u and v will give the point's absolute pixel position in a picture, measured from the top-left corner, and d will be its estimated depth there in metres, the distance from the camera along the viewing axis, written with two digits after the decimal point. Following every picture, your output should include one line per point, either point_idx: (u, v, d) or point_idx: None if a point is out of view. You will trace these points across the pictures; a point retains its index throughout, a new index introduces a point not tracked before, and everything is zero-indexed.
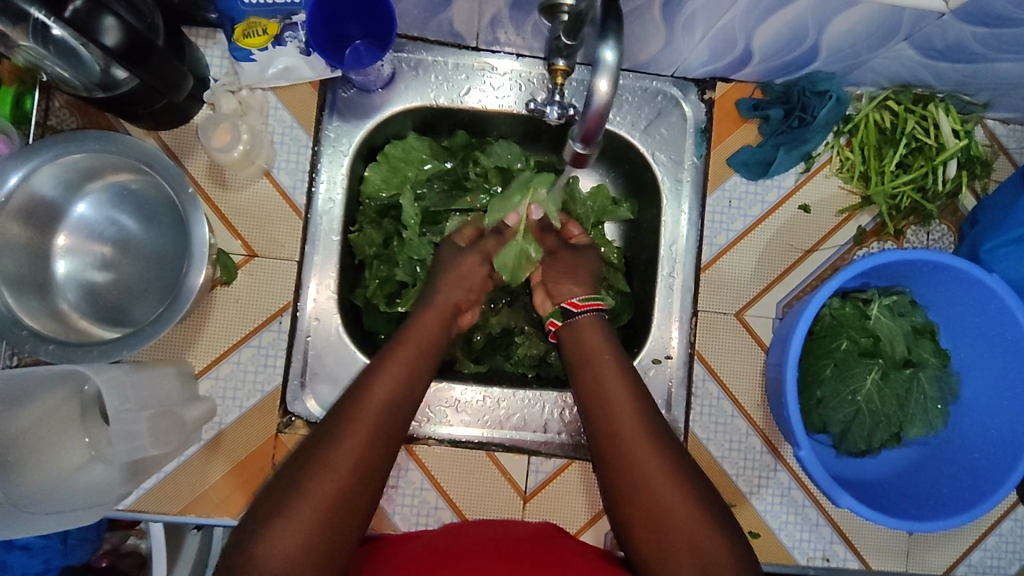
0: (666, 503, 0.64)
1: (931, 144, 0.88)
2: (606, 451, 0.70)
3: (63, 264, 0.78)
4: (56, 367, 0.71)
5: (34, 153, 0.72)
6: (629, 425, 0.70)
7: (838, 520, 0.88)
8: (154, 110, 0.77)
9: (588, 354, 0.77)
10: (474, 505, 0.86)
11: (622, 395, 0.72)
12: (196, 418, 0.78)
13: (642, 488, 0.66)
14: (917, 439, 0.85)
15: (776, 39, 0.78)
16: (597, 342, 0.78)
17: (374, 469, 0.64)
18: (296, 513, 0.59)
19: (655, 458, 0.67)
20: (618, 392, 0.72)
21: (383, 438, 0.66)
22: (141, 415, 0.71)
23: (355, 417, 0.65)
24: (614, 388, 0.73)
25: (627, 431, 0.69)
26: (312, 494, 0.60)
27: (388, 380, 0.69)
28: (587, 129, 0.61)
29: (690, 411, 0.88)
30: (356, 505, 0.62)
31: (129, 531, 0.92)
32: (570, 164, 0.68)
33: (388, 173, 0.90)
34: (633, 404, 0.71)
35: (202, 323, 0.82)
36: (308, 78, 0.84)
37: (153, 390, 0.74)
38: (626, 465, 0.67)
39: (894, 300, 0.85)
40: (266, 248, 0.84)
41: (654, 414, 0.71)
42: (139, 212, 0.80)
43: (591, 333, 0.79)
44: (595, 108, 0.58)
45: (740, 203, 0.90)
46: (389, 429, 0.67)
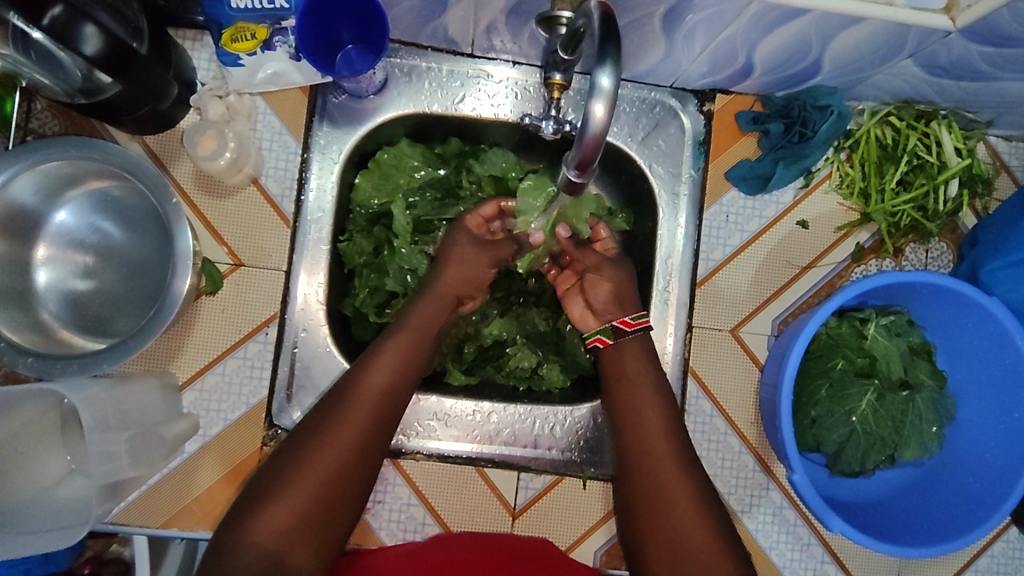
0: (677, 522, 0.67)
1: (932, 162, 0.86)
2: (630, 463, 0.72)
3: (43, 275, 0.76)
4: (35, 383, 0.68)
5: (14, 160, 0.69)
6: (654, 446, 0.72)
7: (830, 541, 0.88)
8: (137, 116, 0.74)
9: (622, 369, 0.79)
10: (462, 522, 0.84)
11: (654, 412, 0.75)
12: (177, 436, 0.76)
13: (659, 504, 0.68)
14: (911, 460, 0.84)
15: (778, 53, 0.77)
16: (644, 368, 0.78)
17: (366, 462, 0.66)
18: (287, 502, 0.61)
19: (675, 474, 0.70)
20: (651, 412, 0.75)
21: (376, 431, 0.68)
22: (120, 436, 0.70)
23: (351, 408, 0.68)
24: (648, 407, 0.75)
25: (654, 451, 0.72)
26: (305, 478, 0.63)
27: (384, 372, 0.71)
28: (583, 156, 0.58)
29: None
30: (344, 495, 0.64)
31: (111, 539, 0.91)
32: (565, 189, 0.65)
33: (379, 181, 0.89)
34: (664, 425, 0.74)
35: (186, 334, 0.80)
36: (298, 83, 0.82)
37: (139, 408, 0.74)
38: (653, 484, 0.69)
39: (891, 320, 0.84)
40: (253, 257, 0.82)
41: (682, 436, 0.74)
42: (122, 219, 0.78)
43: (640, 370, 0.78)
44: (591, 133, 0.55)
45: (737, 218, 0.89)
46: (382, 418, 0.69)
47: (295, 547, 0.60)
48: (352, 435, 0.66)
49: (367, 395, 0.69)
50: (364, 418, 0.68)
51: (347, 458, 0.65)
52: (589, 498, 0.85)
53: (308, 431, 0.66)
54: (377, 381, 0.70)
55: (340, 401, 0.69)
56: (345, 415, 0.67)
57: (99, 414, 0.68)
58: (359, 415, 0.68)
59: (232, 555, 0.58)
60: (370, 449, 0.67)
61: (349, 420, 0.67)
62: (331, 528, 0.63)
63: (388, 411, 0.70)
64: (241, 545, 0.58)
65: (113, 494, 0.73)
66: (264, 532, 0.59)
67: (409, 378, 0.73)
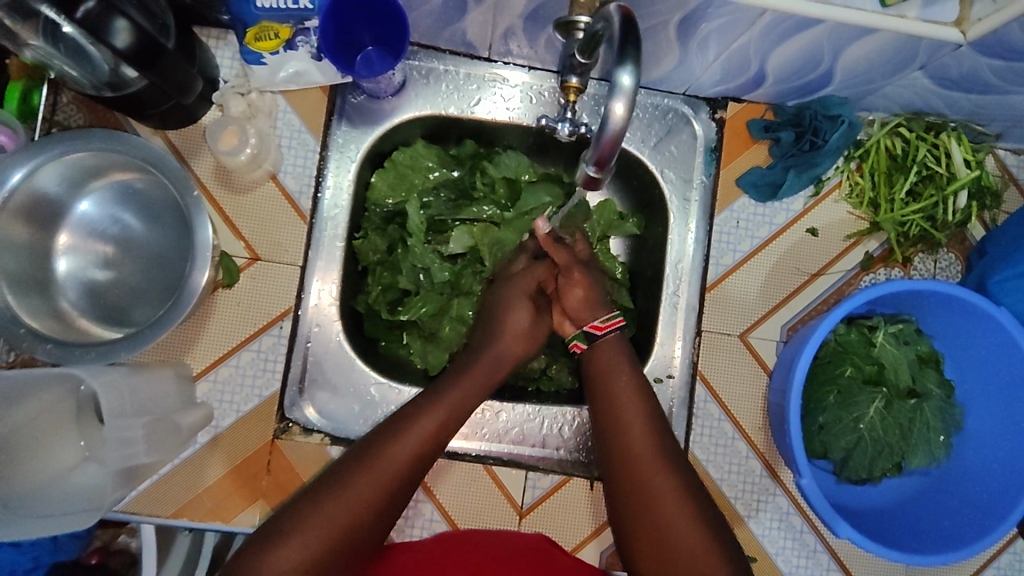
0: (683, 554, 0.64)
1: (942, 173, 0.87)
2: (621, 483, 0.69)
3: (64, 262, 0.77)
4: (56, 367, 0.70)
5: (40, 150, 0.70)
6: (642, 457, 0.69)
7: (836, 548, 0.88)
8: (162, 109, 0.76)
9: (603, 376, 0.76)
10: (470, 521, 0.84)
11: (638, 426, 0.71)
12: (191, 426, 0.78)
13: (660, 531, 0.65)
14: (918, 469, 0.84)
15: (790, 62, 0.78)
16: (619, 373, 0.75)
17: (386, 514, 0.65)
18: (301, 541, 0.60)
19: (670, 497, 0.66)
20: (633, 425, 0.71)
21: (406, 483, 0.66)
22: (137, 421, 0.72)
23: (382, 458, 0.65)
24: (631, 420, 0.72)
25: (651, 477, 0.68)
26: (322, 524, 0.61)
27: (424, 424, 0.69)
28: (601, 155, 0.59)
29: (690, 432, 0.88)
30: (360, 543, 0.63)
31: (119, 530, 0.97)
32: (582, 186, 0.66)
33: (395, 180, 0.92)
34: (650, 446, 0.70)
35: (201, 326, 0.81)
36: (318, 83, 0.84)
37: (151, 394, 0.74)
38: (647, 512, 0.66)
39: (900, 328, 0.85)
40: (269, 251, 0.83)
41: (669, 442, 0.70)
42: (144, 211, 0.79)
43: (609, 366, 0.76)
44: (610, 132, 0.56)
45: (747, 224, 0.90)
46: (414, 473, 0.67)
47: None
48: (380, 486, 0.64)
49: (404, 444, 0.67)
50: (396, 470, 0.65)
51: (368, 510, 0.63)
52: (596, 500, 0.85)
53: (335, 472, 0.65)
54: (415, 434, 0.68)
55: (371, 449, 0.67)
56: (375, 461, 0.65)
57: (116, 402, 0.70)
58: (389, 466, 0.65)
59: None
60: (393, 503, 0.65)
61: (379, 473, 0.65)
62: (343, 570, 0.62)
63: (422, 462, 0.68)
64: None
65: (124, 483, 0.73)
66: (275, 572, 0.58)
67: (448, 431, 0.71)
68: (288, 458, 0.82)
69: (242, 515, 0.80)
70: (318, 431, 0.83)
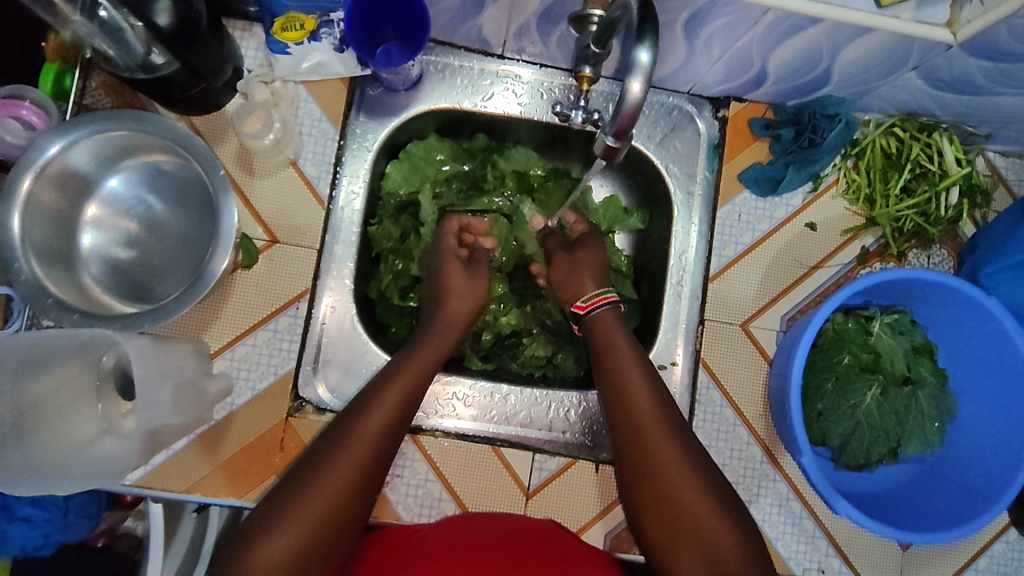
0: (697, 521, 0.65)
1: (935, 171, 0.90)
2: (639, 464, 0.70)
3: (88, 238, 0.79)
4: (84, 332, 0.71)
5: (73, 127, 0.73)
6: (655, 434, 0.71)
7: (834, 534, 0.90)
8: (190, 94, 0.79)
9: (612, 359, 0.79)
10: (478, 502, 0.86)
11: (646, 402, 0.74)
12: (214, 394, 0.81)
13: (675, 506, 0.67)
14: (913, 455, 0.87)
15: (790, 61, 0.82)
16: (627, 358, 0.79)
17: (363, 494, 0.66)
18: (291, 522, 0.61)
19: (688, 475, 0.68)
20: (642, 402, 0.74)
21: (380, 462, 0.68)
22: (163, 384, 0.73)
23: (351, 441, 0.67)
24: (639, 398, 0.74)
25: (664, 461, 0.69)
26: (308, 503, 0.62)
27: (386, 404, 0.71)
28: (619, 127, 0.63)
29: (693, 417, 0.90)
30: (346, 521, 0.64)
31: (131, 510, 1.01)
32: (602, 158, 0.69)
33: (409, 171, 0.95)
34: (665, 427, 0.72)
35: (220, 305, 0.84)
36: (339, 74, 0.87)
37: (173, 363, 0.76)
38: (659, 483, 0.68)
39: (895, 319, 0.88)
40: (287, 235, 0.86)
41: (676, 419, 0.73)
42: (168, 190, 0.82)
43: (625, 355, 0.79)
44: (628, 106, 0.60)
45: (749, 218, 0.93)
46: (382, 454, 0.69)
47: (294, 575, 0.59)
48: (354, 465, 0.66)
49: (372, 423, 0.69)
50: (367, 448, 0.67)
51: (347, 490, 0.64)
52: (601, 483, 0.88)
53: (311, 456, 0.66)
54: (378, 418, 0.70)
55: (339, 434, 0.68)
56: (347, 442, 0.67)
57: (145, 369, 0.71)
58: (362, 446, 0.67)
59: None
60: (366, 485, 0.66)
61: (353, 454, 0.66)
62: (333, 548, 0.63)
63: (388, 442, 0.70)
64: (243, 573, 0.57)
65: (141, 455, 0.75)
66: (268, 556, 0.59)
67: (408, 410, 0.74)
68: (301, 436, 0.84)
69: (255, 491, 0.82)
70: (330, 411, 0.85)
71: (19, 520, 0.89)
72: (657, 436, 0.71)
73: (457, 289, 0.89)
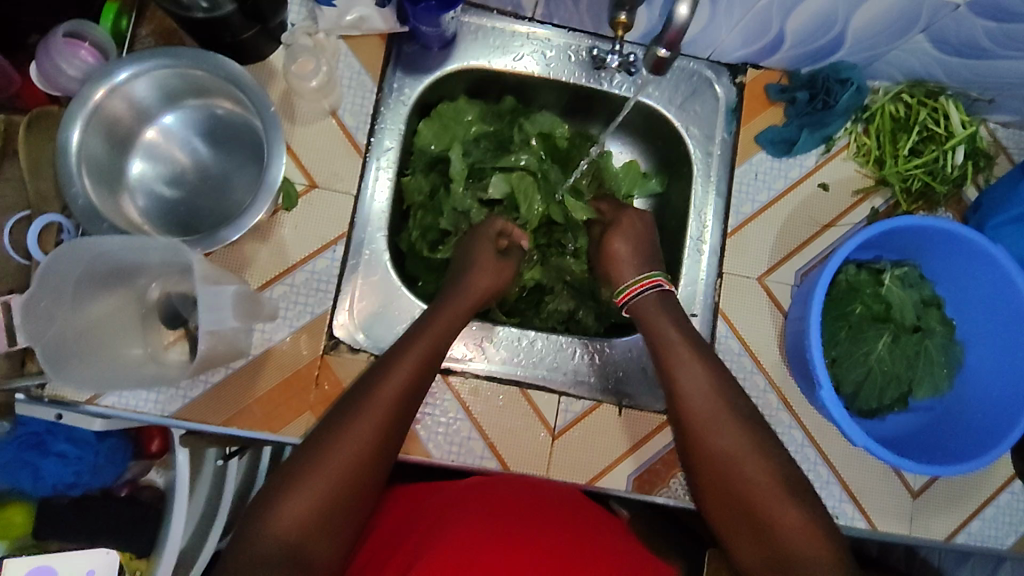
0: (747, 493, 0.72)
1: (941, 133, 0.95)
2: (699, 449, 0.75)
3: (138, 165, 0.83)
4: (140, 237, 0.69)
5: (130, 62, 0.76)
6: (703, 413, 0.76)
7: (848, 480, 0.94)
8: (240, 38, 0.83)
9: (661, 340, 0.81)
10: (506, 442, 0.89)
11: (692, 380, 0.77)
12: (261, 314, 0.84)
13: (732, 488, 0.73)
14: (924, 402, 0.91)
15: (807, 24, 0.87)
16: (676, 338, 0.81)
17: (379, 457, 0.70)
18: (309, 485, 0.66)
19: (739, 454, 0.73)
20: (686, 381, 0.78)
21: (393, 426, 0.71)
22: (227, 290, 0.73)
23: (366, 407, 0.70)
24: (684, 376, 0.78)
25: (720, 446, 0.74)
26: (322, 468, 0.67)
27: (400, 372, 0.73)
28: (669, 42, 0.70)
29: (713, 339, 0.94)
30: (364, 483, 0.69)
31: (154, 460, 1.06)
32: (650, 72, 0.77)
33: (439, 130, 0.98)
34: (717, 418, 0.75)
35: (261, 245, 0.87)
36: (378, 29, 0.91)
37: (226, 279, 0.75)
38: (709, 457, 0.74)
39: (905, 272, 0.92)
40: (326, 180, 0.89)
41: (724, 396, 0.77)
42: (216, 127, 0.85)
43: (671, 338, 0.81)
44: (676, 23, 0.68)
45: (765, 177, 0.98)
46: (396, 419, 0.72)
47: (315, 532, 0.65)
48: (367, 432, 0.69)
49: (387, 393, 0.72)
50: (382, 415, 0.70)
51: (361, 455, 0.68)
52: (623, 425, 0.91)
53: (334, 416, 0.71)
54: (394, 383, 0.72)
55: (359, 397, 0.72)
56: (361, 409, 0.70)
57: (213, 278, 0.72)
58: (375, 415, 0.70)
59: (259, 537, 0.64)
60: (382, 448, 0.70)
61: (366, 421, 0.70)
62: (352, 507, 0.68)
63: (403, 409, 0.73)
64: (264, 531, 0.64)
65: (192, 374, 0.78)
66: (286, 515, 0.65)
67: (424, 374, 0.75)
68: (336, 374, 0.86)
69: (290, 426, 0.84)
70: (364, 350, 0.88)
71: (54, 455, 0.96)
72: (703, 415, 0.75)
73: (483, 250, 0.91)
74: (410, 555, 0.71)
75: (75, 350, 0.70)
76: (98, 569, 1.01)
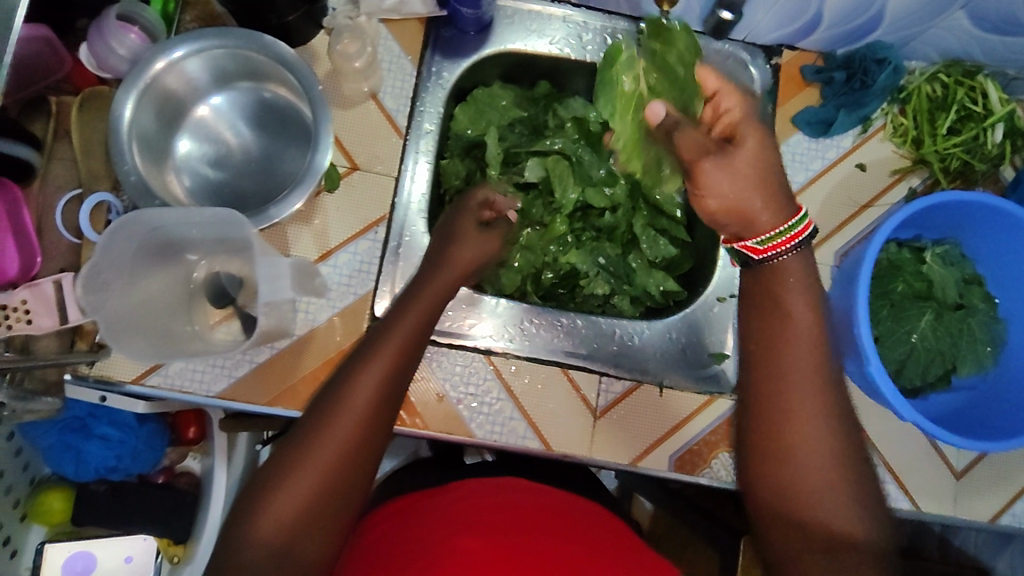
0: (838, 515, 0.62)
1: (980, 111, 0.95)
2: (772, 440, 0.65)
3: (186, 144, 0.84)
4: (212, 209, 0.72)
5: (183, 41, 0.77)
6: (812, 423, 0.64)
7: (891, 461, 0.93)
8: (285, 21, 0.84)
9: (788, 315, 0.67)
10: (548, 422, 0.89)
11: (805, 377, 0.65)
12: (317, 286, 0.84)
13: (795, 473, 0.64)
14: (967, 379, 0.91)
15: (847, 2, 0.87)
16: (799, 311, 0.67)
17: (366, 456, 0.66)
18: (295, 487, 0.62)
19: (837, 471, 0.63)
20: (800, 375, 0.65)
21: (378, 422, 0.66)
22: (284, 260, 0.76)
23: (347, 404, 0.66)
24: (796, 369, 0.65)
25: (801, 426, 0.64)
26: (305, 469, 0.63)
27: (385, 363, 0.68)
28: None
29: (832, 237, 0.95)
30: (354, 480, 0.65)
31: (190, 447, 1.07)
32: None
33: (475, 115, 0.99)
34: (826, 430, 0.64)
35: (304, 226, 0.87)
36: (418, 13, 0.92)
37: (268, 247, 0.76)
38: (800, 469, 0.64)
39: (945, 250, 0.92)
40: (367, 162, 0.90)
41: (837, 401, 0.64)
42: (263, 109, 0.86)
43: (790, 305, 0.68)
44: None
45: (802, 157, 0.98)
46: (381, 415, 0.67)
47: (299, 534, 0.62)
48: (351, 433, 0.65)
49: (366, 388, 0.66)
50: (363, 412, 0.65)
51: (344, 457, 0.64)
52: (665, 406, 0.91)
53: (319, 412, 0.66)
54: (376, 377, 0.67)
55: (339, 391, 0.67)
56: (341, 407, 0.66)
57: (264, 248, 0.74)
58: (357, 411, 0.65)
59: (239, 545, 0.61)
60: (366, 448, 0.66)
61: (346, 423, 0.65)
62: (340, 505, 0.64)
63: (389, 406, 0.68)
64: (245, 536, 0.61)
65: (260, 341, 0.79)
66: (269, 520, 0.61)
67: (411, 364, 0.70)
68: None
69: None
70: None
71: (97, 438, 0.95)
72: (810, 420, 0.64)
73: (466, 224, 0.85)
74: (418, 561, 0.69)
75: (131, 324, 0.72)
76: (137, 556, 1.05)
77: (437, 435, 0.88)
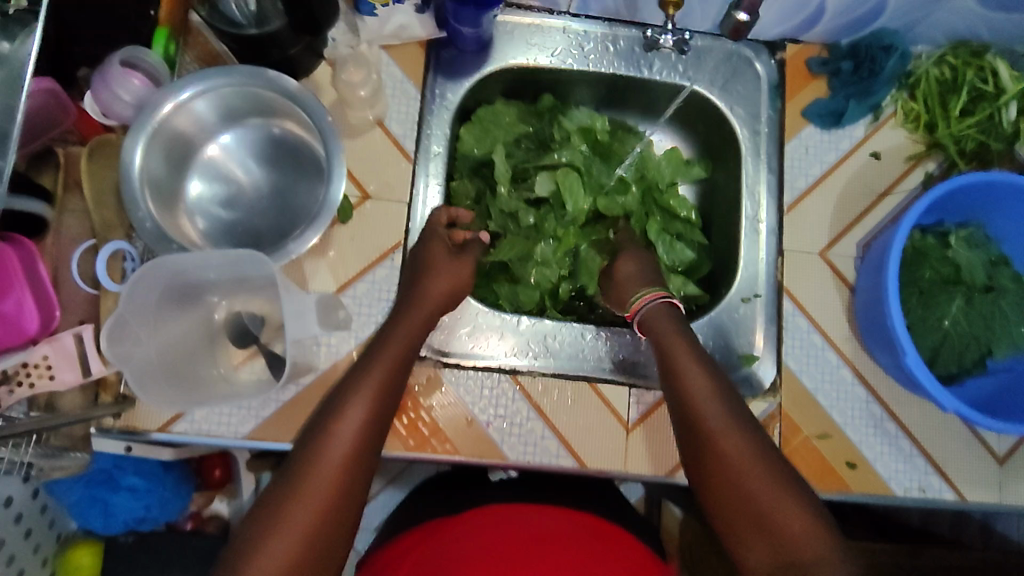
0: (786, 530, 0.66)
1: (990, 90, 0.91)
2: (710, 471, 0.72)
3: (196, 186, 0.83)
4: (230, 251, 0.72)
5: (188, 81, 0.77)
6: (732, 447, 0.72)
7: (932, 451, 0.91)
8: (289, 54, 0.83)
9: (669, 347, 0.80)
10: (581, 439, 0.87)
11: (716, 411, 0.74)
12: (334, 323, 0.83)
13: (738, 495, 0.70)
14: (1005, 363, 0.87)
15: None
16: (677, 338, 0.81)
17: (349, 497, 0.67)
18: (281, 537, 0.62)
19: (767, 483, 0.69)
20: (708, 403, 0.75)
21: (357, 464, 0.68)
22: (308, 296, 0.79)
23: (325, 446, 0.67)
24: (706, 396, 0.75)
25: (724, 446, 0.72)
26: (290, 517, 0.63)
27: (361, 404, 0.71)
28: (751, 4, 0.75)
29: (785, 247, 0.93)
30: (340, 522, 0.65)
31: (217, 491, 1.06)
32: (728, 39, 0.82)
33: (481, 133, 0.97)
34: (750, 447, 0.71)
35: (319, 259, 0.86)
36: (419, 36, 0.92)
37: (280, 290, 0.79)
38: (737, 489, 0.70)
39: (969, 233, 0.89)
40: (378, 189, 0.89)
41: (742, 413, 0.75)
42: (271, 144, 0.85)
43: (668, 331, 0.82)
44: None
45: (815, 150, 0.97)
46: (360, 460, 0.68)
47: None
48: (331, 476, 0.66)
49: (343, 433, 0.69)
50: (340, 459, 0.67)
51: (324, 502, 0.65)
52: None
53: (292, 472, 0.66)
54: (353, 420, 0.70)
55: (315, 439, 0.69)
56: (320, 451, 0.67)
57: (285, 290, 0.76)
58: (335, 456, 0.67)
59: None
60: (346, 489, 0.66)
61: (325, 470, 0.66)
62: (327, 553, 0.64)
63: (370, 448, 0.70)
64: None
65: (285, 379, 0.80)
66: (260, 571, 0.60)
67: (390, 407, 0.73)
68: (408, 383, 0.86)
69: None
70: (431, 356, 0.89)
71: (126, 489, 0.93)
72: (735, 448, 0.71)
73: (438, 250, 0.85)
74: None
75: (160, 370, 0.72)
76: None
77: (467, 460, 0.86)
